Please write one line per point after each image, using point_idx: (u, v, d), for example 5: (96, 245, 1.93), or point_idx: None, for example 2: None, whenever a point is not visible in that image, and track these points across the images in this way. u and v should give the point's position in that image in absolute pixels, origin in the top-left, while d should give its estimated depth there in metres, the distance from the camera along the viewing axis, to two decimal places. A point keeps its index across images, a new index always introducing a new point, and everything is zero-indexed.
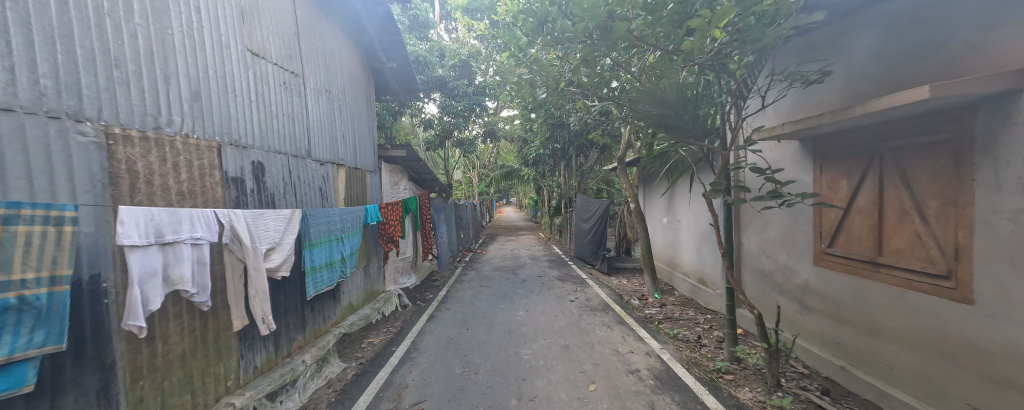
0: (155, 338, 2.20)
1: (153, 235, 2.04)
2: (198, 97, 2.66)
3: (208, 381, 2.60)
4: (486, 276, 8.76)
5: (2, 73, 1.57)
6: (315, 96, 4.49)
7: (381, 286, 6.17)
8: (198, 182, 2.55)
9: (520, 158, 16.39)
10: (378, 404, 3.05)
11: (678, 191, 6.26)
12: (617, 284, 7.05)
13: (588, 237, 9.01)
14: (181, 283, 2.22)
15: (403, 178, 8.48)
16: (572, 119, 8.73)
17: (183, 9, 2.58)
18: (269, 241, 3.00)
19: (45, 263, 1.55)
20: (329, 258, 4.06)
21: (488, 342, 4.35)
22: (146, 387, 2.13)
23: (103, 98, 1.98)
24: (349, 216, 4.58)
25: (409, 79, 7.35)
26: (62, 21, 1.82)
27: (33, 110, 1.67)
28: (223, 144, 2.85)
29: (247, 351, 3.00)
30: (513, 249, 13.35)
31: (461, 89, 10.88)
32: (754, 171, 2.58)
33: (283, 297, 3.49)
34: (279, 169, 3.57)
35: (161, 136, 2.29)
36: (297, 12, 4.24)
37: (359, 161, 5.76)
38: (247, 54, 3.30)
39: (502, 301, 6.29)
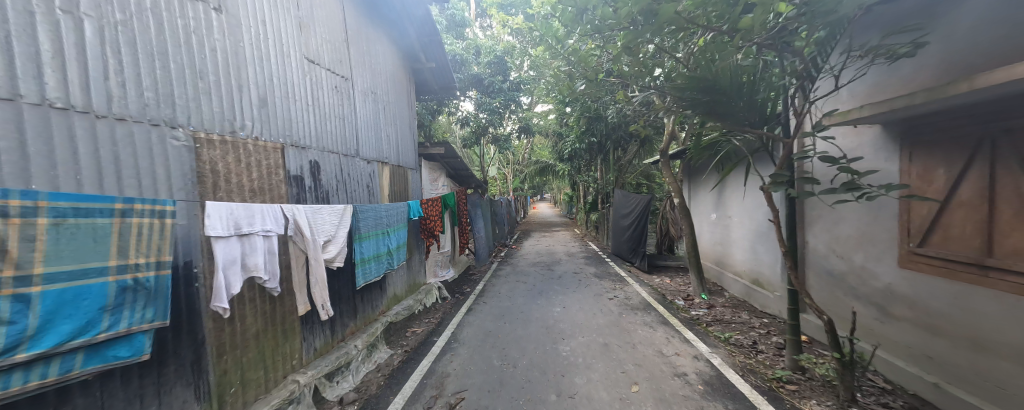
0: (235, 319, 2.48)
1: (233, 228, 2.31)
2: (266, 104, 2.95)
3: (277, 361, 2.89)
4: (522, 271, 8.80)
5: (117, 88, 1.84)
6: (362, 98, 4.75)
7: (422, 279, 6.45)
8: (266, 180, 2.82)
9: (555, 154, 16.22)
10: (421, 392, 3.18)
11: (729, 185, 5.82)
12: (660, 283, 6.74)
13: (628, 234, 8.69)
14: (256, 271, 2.48)
15: (440, 175, 8.75)
16: (610, 111, 8.45)
17: (252, 24, 2.86)
18: (325, 234, 3.25)
19: (154, 250, 1.81)
20: (377, 251, 4.32)
21: (525, 336, 4.39)
22: (228, 361, 2.42)
23: (191, 106, 2.26)
24: (394, 211, 4.83)
25: (445, 76, 7.56)
26: (160, 41, 2.09)
27: (140, 118, 1.94)
28: (286, 145, 3.13)
29: (308, 334, 3.29)
30: (549, 245, 13.26)
31: (496, 85, 11.02)
32: (824, 160, 2.29)
33: (337, 286, 3.77)
34: (332, 167, 3.85)
35: (236, 139, 2.57)
36: (346, 19, 4.51)
37: (401, 159, 6.02)
38: (305, 61, 3.58)
39: (539, 297, 6.28)
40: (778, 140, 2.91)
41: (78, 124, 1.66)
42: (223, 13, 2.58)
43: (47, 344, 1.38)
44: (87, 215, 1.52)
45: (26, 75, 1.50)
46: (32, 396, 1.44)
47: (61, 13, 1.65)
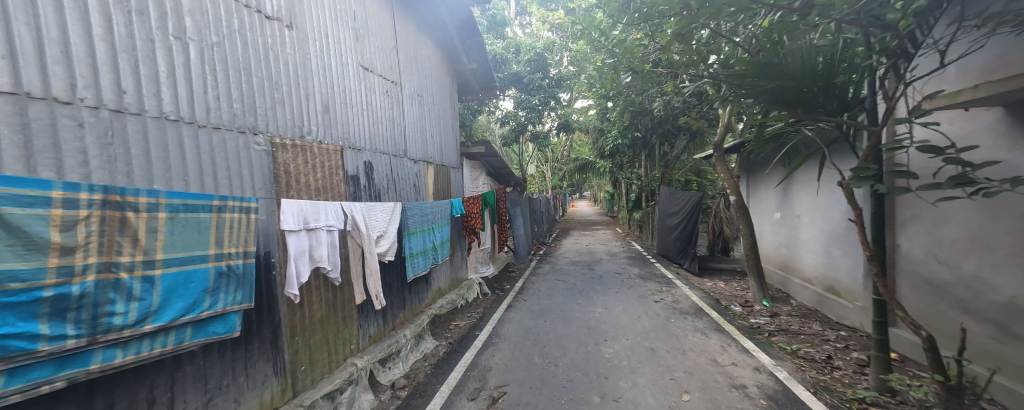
0: (304, 305, 2.75)
1: (302, 223, 2.56)
2: (328, 110, 3.21)
3: (338, 345, 3.15)
4: (561, 269, 8.71)
5: (213, 101, 2.13)
6: (410, 101, 5.00)
7: (463, 274, 6.65)
8: (329, 180, 3.09)
9: (595, 150, 15.80)
10: (465, 383, 3.28)
11: (797, 181, 5.24)
12: (713, 287, 6.27)
13: (675, 234, 8.21)
14: (321, 262, 2.73)
15: (481, 174, 8.93)
16: (657, 104, 8.02)
17: (317, 37, 3.14)
18: (378, 230, 3.47)
19: (242, 241, 2.07)
20: (424, 246, 4.53)
21: (566, 335, 4.34)
22: (299, 342, 2.69)
23: (269, 115, 2.54)
24: (438, 208, 5.02)
25: (487, 76, 7.70)
26: (245, 57, 2.38)
27: (231, 127, 2.22)
28: (345, 148, 3.40)
29: (363, 322, 3.55)
30: (589, 244, 12.95)
31: (536, 83, 11.00)
32: (923, 150, 1.97)
33: (388, 279, 4.01)
34: (384, 167, 4.10)
35: (304, 143, 2.84)
36: (396, 27, 4.76)
37: (445, 159, 6.24)
38: (360, 69, 3.85)
39: (579, 296, 6.16)
40: (862, 129, 2.56)
41: (184, 131, 1.94)
42: (293, 29, 2.86)
43: (166, 319, 1.65)
44: (193, 210, 1.79)
45: (149, 94, 1.80)
46: (159, 359, 1.74)
47: (173, 39, 1.95)
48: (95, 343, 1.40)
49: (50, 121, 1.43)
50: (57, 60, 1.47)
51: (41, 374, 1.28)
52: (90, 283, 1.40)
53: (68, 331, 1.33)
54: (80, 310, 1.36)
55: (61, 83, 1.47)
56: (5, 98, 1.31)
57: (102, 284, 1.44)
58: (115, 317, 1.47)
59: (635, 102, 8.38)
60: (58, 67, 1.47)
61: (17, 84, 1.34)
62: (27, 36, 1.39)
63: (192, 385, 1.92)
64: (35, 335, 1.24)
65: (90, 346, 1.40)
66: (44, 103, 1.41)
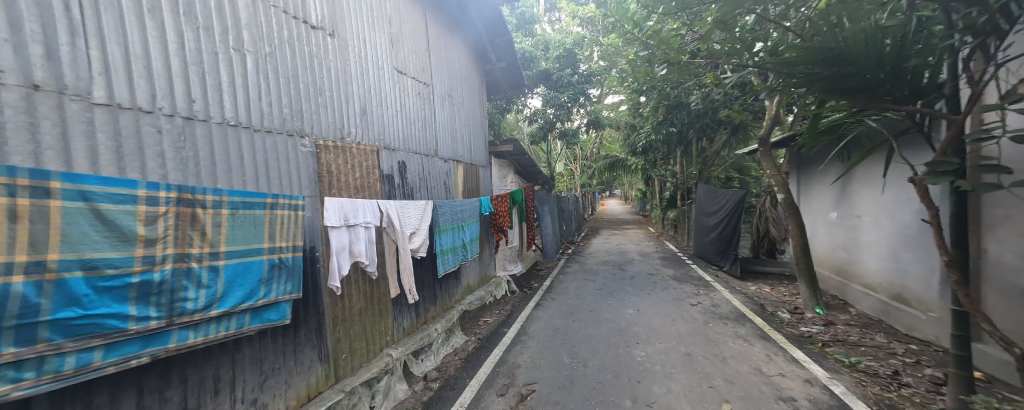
0: (345, 297, 2.90)
1: (342, 219, 2.70)
2: (366, 112, 3.36)
3: (374, 336, 3.29)
4: (590, 269, 8.55)
5: (267, 107, 2.30)
6: (441, 102, 5.11)
7: (492, 272, 6.72)
8: (366, 179, 3.23)
9: (627, 147, 15.33)
10: (494, 379, 3.32)
11: (857, 177, 4.77)
12: (756, 291, 5.88)
13: (714, 234, 7.78)
14: (359, 257, 2.87)
15: (509, 172, 8.97)
16: (694, 97, 7.62)
17: (356, 43, 3.29)
18: (411, 226, 3.59)
19: (291, 236, 2.22)
20: (453, 243, 4.62)
21: (596, 336, 4.25)
22: (340, 332, 2.84)
23: (314, 118, 2.69)
24: (468, 206, 5.11)
25: (515, 75, 7.70)
26: (294, 65, 2.54)
27: (281, 130, 2.38)
28: (381, 148, 3.54)
29: (397, 315, 3.68)
30: (619, 243, 12.60)
31: (565, 79, 10.84)
32: (1017, 139, 1.72)
33: (420, 274, 4.13)
34: (416, 166, 4.23)
35: (344, 144, 3.00)
36: (428, 29, 4.87)
37: (474, 158, 6.32)
38: (395, 72, 3.99)
39: (610, 297, 6.02)
40: (939, 118, 2.27)
41: (241, 135, 2.11)
42: (335, 37, 3.01)
43: (228, 305, 1.80)
44: (250, 207, 1.94)
45: (214, 102, 1.97)
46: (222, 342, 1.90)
47: (234, 51, 2.13)
48: (172, 324, 1.56)
49: (136, 128, 1.60)
50: (141, 74, 1.65)
51: (129, 350, 1.44)
52: (168, 271, 1.56)
53: (151, 313, 1.49)
54: (160, 296, 1.52)
55: (144, 95, 1.65)
56: (101, 109, 1.49)
57: (177, 272, 1.59)
58: (187, 302, 1.63)
59: (670, 96, 8.01)
60: (142, 80, 1.66)
61: (111, 97, 1.52)
62: (118, 54, 1.57)
63: (249, 366, 2.10)
64: (124, 315, 1.39)
65: (168, 327, 1.56)
66: (131, 112, 1.59)
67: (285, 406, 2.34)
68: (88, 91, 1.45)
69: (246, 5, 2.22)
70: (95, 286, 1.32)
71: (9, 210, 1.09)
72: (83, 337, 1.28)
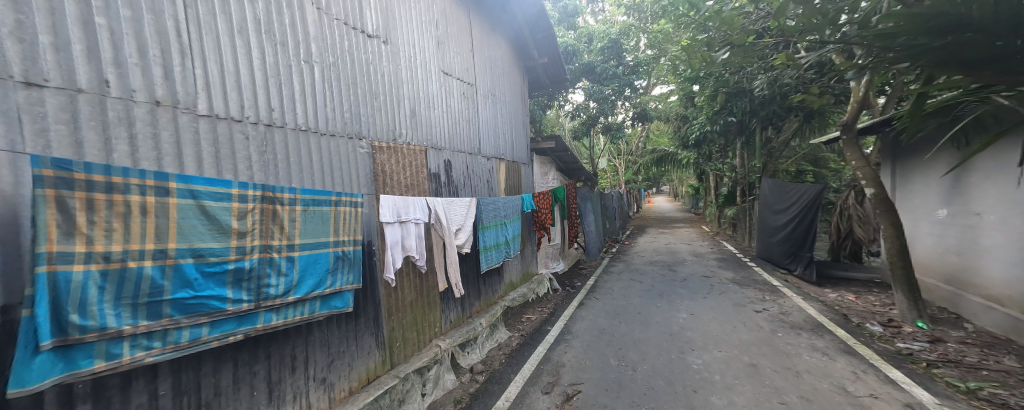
0: (398, 289, 3.07)
1: (395, 216, 2.85)
2: (415, 114, 3.50)
3: (424, 327, 3.45)
4: (637, 269, 8.17)
5: (331, 112, 2.49)
6: (484, 101, 5.18)
7: (533, 269, 6.71)
8: (415, 178, 3.37)
9: (677, 140, 14.37)
10: (539, 376, 3.30)
11: (980, 168, 3.96)
12: (835, 299, 5.19)
13: (784, 234, 7.00)
14: (410, 252, 3.01)
15: (551, 169, 8.87)
16: (759, 82, 6.89)
17: (406, 48, 3.44)
18: (457, 223, 3.68)
19: (353, 231, 2.39)
20: (496, 240, 4.67)
21: (645, 339, 4.05)
22: (394, 321, 3.01)
23: (370, 121, 2.87)
24: (510, 203, 5.13)
25: (557, 70, 7.57)
26: (353, 72, 2.73)
27: (343, 134, 2.57)
28: (428, 148, 3.67)
29: (445, 308, 3.82)
30: (668, 243, 11.88)
31: (610, 72, 10.41)
32: None
33: (465, 270, 4.23)
34: (461, 165, 4.34)
35: (396, 145, 3.15)
36: (472, 30, 4.94)
37: (516, 156, 6.34)
38: (442, 74, 4.11)
39: (659, 299, 5.70)
40: None
41: (310, 138, 2.30)
42: (388, 44, 3.18)
43: (303, 292, 1.99)
44: (319, 204, 2.12)
45: (289, 110, 2.18)
46: (298, 325, 2.11)
47: (305, 63, 2.33)
48: (259, 307, 1.77)
49: (230, 135, 1.83)
50: (232, 87, 1.88)
51: (228, 327, 1.65)
52: (256, 260, 1.77)
53: (244, 296, 1.69)
54: (250, 281, 1.73)
55: (235, 106, 1.88)
56: (204, 120, 1.73)
57: (262, 261, 1.79)
58: (271, 288, 1.83)
59: (729, 83, 7.33)
60: (234, 93, 1.89)
61: (211, 109, 1.76)
62: (215, 71, 1.82)
63: (319, 348, 2.30)
64: (223, 297, 1.60)
65: (256, 309, 1.76)
66: (224, 121, 1.82)
67: (348, 386, 2.54)
68: (195, 104, 1.69)
69: (315, 20, 2.43)
70: (202, 271, 1.53)
71: (140, 206, 1.31)
72: (194, 315, 1.49)
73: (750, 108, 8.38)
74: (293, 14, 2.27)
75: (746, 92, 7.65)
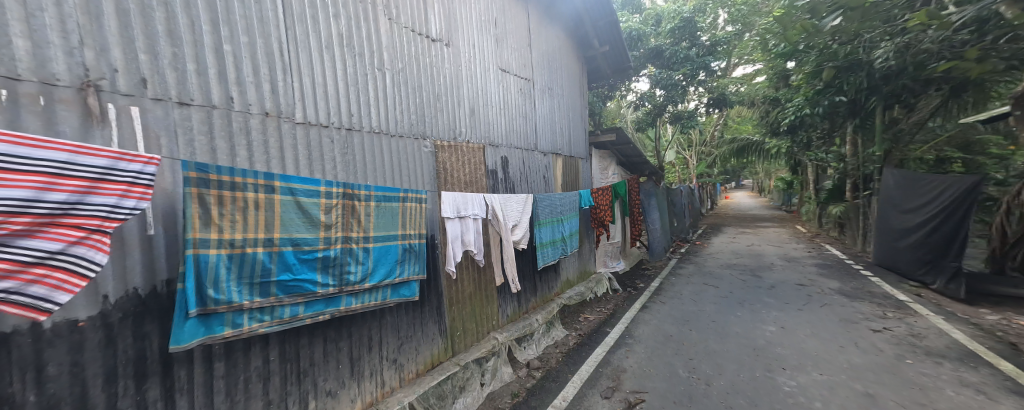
0: (458, 281, 3.21)
1: (455, 212, 2.95)
2: (474, 113, 3.61)
3: (482, 319, 3.57)
4: (710, 272, 7.41)
5: (400, 115, 2.69)
6: (541, 95, 5.14)
7: (591, 268, 6.53)
8: (474, 175, 3.49)
9: (764, 127, 12.62)
10: (597, 379, 3.19)
11: None
12: (992, 324, 4.08)
13: (915, 238, 5.76)
14: (469, 246, 3.11)
15: (611, 163, 8.48)
16: (879, 51, 5.70)
17: (466, 49, 3.55)
18: (513, 220, 3.71)
19: (417, 225, 2.55)
20: (553, 237, 4.61)
21: (721, 352, 3.66)
22: (455, 312, 3.16)
23: (434, 122, 3.03)
24: (567, 199, 5.03)
25: (619, 58, 7.18)
26: (418, 76, 2.90)
27: (409, 135, 2.76)
28: (486, 145, 3.76)
29: (502, 302, 3.91)
30: (750, 244, 10.53)
31: (681, 54, 9.54)
32: None
33: (521, 266, 4.27)
34: (518, 161, 4.37)
35: (457, 144, 3.29)
36: (530, 24, 4.92)
37: (573, 150, 6.19)
38: (499, 72, 4.17)
39: (738, 307, 5.10)
40: None
41: (383, 140, 2.51)
42: (450, 46, 3.32)
43: (377, 280, 2.20)
44: (389, 200, 2.31)
45: (366, 115, 2.41)
46: (373, 309, 2.33)
47: (378, 71, 2.54)
48: (343, 291, 1.99)
49: (319, 140, 2.09)
50: (322, 98, 2.13)
51: (319, 307, 1.89)
52: (339, 249, 1.98)
53: (330, 280, 1.92)
54: (335, 267, 1.95)
55: (324, 114, 2.13)
56: (301, 127, 1.99)
57: (344, 250, 2.01)
58: (351, 274, 2.04)
59: (838, 55, 6.14)
60: (322, 103, 2.13)
61: (306, 117, 2.02)
62: (309, 83, 2.07)
63: (391, 331, 2.52)
64: (314, 281, 1.83)
65: (340, 293, 1.99)
66: (315, 127, 2.07)
67: (415, 369, 2.75)
68: (293, 114, 1.96)
69: (386, 30, 2.63)
70: (299, 257, 1.78)
71: (254, 202, 1.57)
72: (293, 295, 1.74)
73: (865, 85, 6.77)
74: (368, 26, 2.49)
75: (862, 65, 6.19)
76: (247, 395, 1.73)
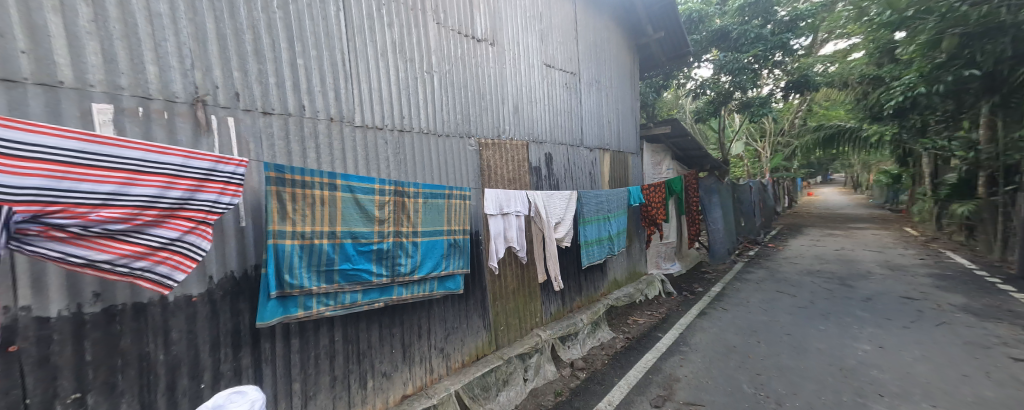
0: (501, 276, 3.29)
1: (498, 209, 3.02)
2: (518, 109, 3.64)
3: (526, 315, 3.61)
4: (783, 279, 6.63)
5: (446, 116, 2.81)
6: (588, 89, 5.00)
7: (642, 269, 6.23)
8: (517, 172, 3.53)
9: (863, 110, 10.78)
10: (647, 386, 3.05)
11: None
12: None
13: None
14: (511, 242, 3.16)
15: (665, 158, 7.98)
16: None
17: (511, 47, 3.59)
18: (556, 217, 3.69)
19: (462, 221, 2.65)
20: (599, 235, 4.48)
21: (795, 369, 3.27)
22: (499, 306, 3.24)
23: (478, 121, 3.12)
24: (615, 196, 4.84)
25: (676, 42, 6.68)
26: (463, 76, 3.01)
27: (455, 134, 2.88)
28: (530, 142, 3.78)
29: (545, 300, 3.92)
30: (838, 249, 9.15)
31: (752, 34, 8.59)
32: None
33: (566, 264, 4.24)
34: (562, 158, 4.32)
35: (500, 141, 3.35)
36: (577, 16, 4.81)
37: (623, 145, 5.94)
38: (544, 67, 4.15)
39: (816, 320, 4.50)
40: None
41: (431, 140, 2.66)
42: (495, 45, 3.39)
43: (425, 272, 2.34)
44: (435, 197, 2.43)
45: (416, 116, 2.56)
46: (422, 300, 2.49)
47: (426, 74, 2.69)
48: (395, 281, 2.16)
49: (376, 142, 2.27)
50: (377, 103, 2.31)
51: (374, 295, 2.07)
52: (391, 243, 2.15)
53: (384, 271, 2.09)
54: (388, 259, 2.12)
55: (379, 117, 2.31)
56: (360, 130, 2.19)
57: (395, 244, 2.17)
58: (402, 266, 2.20)
59: (967, 19, 5.08)
60: (378, 107, 2.31)
61: (364, 121, 2.21)
62: (367, 89, 2.26)
63: (438, 322, 2.67)
64: (370, 271, 2.02)
65: (392, 283, 2.16)
66: (371, 130, 2.25)
67: (461, 359, 2.88)
68: (353, 117, 2.15)
69: (435, 35, 2.77)
70: (357, 249, 1.96)
71: (320, 198, 1.77)
72: (353, 283, 1.94)
73: (1010, 55, 5.31)
74: (419, 32, 2.64)
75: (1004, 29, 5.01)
76: (317, 370, 1.96)
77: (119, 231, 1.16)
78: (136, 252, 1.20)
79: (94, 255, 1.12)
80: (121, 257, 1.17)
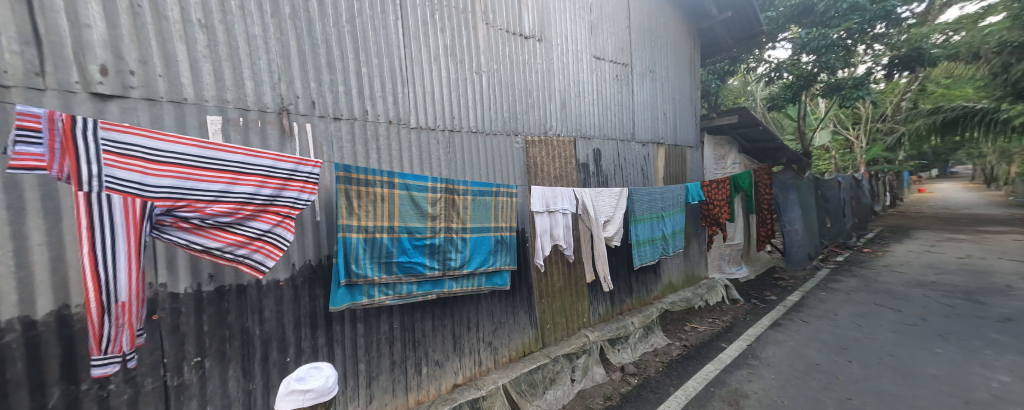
0: (547, 273, 3.29)
1: (544, 206, 3.02)
2: (565, 105, 3.60)
3: (573, 315, 3.57)
4: (881, 290, 5.67)
5: (494, 115, 2.88)
6: (641, 80, 4.76)
7: (701, 272, 5.77)
8: (564, 169, 3.49)
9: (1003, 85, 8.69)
10: (709, 400, 2.83)
11: None
12: None
13: None
14: (558, 240, 3.14)
15: (730, 151, 7.27)
16: None
17: (559, 42, 3.55)
18: (605, 215, 3.57)
19: (508, 218, 2.70)
20: (651, 234, 4.25)
21: (897, 397, 2.79)
22: (545, 303, 3.25)
23: (525, 118, 3.15)
24: (670, 193, 4.55)
25: (746, 22, 6.03)
26: (510, 74, 3.05)
27: (502, 133, 2.94)
28: (577, 138, 3.71)
29: (594, 300, 3.83)
30: (961, 257, 7.56)
31: (844, 4, 7.41)
32: None
33: (615, 264, 4.10)
34: (612, 154, 4.17)
35: (547, 138, 3.34)
36: (629, 4, 4.59)
37: (680, 138, 5.54)
38: (593, 60, 4.03)
39: (927, 341, 3.78)
40: None
41: (479, 139, 2.75)
42: (543, 42, 3.38)
43: (473, 266, 2.44)
44: (483, 195, 2.51)
45: (465, 116, 2.66)
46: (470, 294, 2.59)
47: (475, 74, 2.78)
48: (446, 274, 2.28)
49: (428, 142, 2.42)
50: (430, 104, 2.45)
51: (428, 287, 2.21)
52: (442, 238, 2.27)
53: (435, 264, 2.22)
54: (439, 253, 2.24)
55: (432, 118, 2.45)
56: (416, 131, 2.34)
57: (446, 239, 2.29)
58: (452, 260, 2.32)
59: None
60: (431, 109, 2.45)
61: (418, 123, 2.36)
62: (421, 92, 2.41)
63: (486, 316, 2.76)
64: (424, 264, 2.16)
65: (443, 276, 2.28)
66: (425, 131, 2.39)
67: (508, 354, 2.95)
68: (409, 120, 2.31)
69: (484, 35, 2.86)
70: (413, 243, 2.11)
71: (381, 196, 1.93)
72: (409, 275, 2.09)
73: None
74: (469, 34, 2.74)
75: None
76: (379, 354, 2.15)
77: (226, 223, 1.39)
78: (238, 241, 1.43)
79: (209, 243, 1.37)
80: (228, 245, 1.42)
